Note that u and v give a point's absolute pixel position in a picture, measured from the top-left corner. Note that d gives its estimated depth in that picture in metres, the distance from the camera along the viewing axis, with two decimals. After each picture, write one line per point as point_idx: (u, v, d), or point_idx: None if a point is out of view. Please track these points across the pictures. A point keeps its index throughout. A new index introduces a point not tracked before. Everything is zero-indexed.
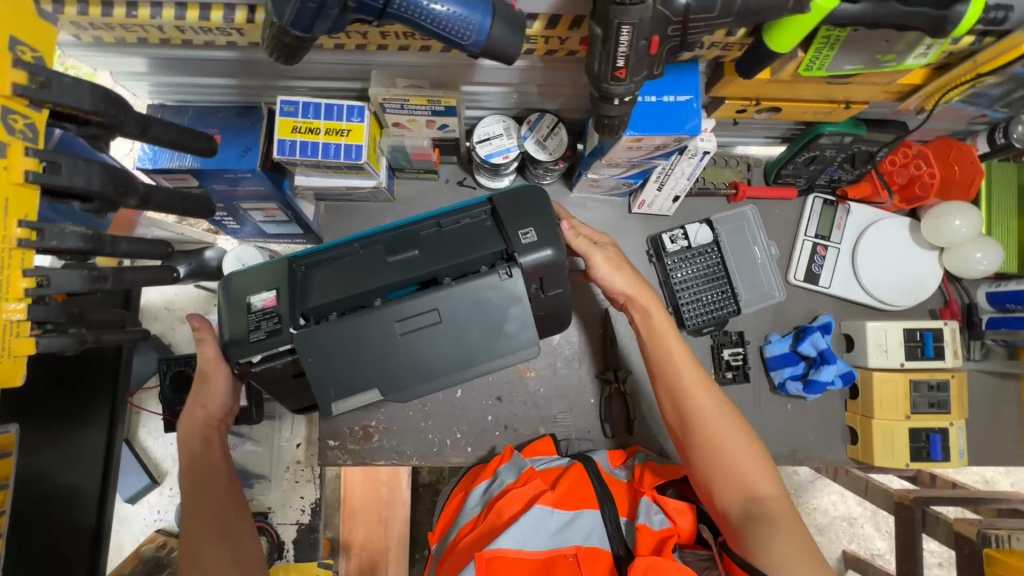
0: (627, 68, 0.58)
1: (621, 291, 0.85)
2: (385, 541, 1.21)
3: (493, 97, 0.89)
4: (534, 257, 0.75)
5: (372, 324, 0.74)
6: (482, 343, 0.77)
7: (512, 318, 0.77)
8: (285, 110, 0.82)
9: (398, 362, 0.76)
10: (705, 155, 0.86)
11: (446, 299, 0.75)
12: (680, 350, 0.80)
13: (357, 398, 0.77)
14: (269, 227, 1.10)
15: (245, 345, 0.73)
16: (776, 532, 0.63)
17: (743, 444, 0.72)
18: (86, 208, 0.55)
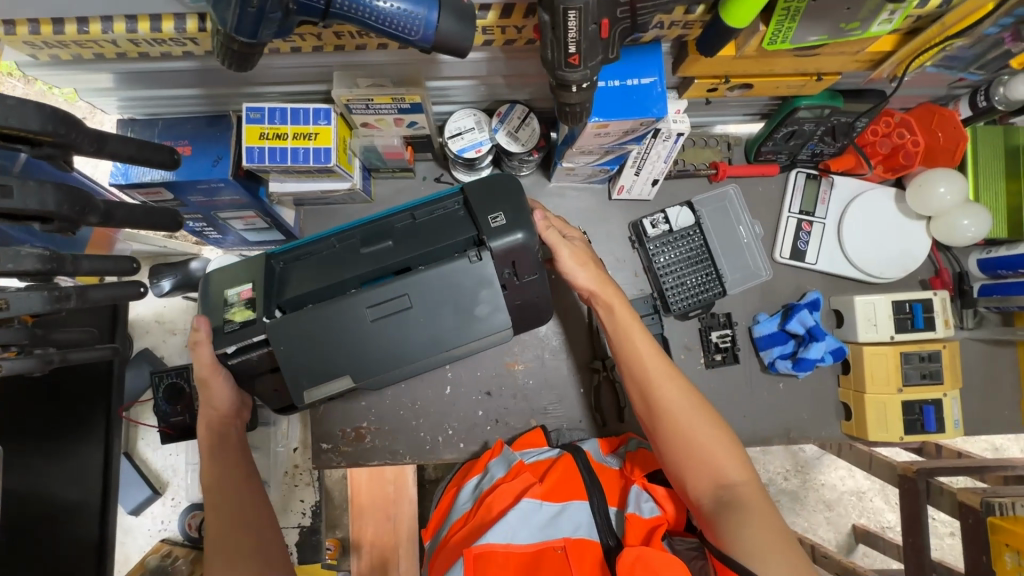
0: (580, 54, 0.58)
1: (584, 292, 0.89)
2: (394, 539, 1.23)
3: (461, 91, 0.88)
4: (505, 241, 0.74)
5: (343, 310, 0.74)
6: (453, 330, 0.78)
7: (483, 302, 0.77)
8: (251, 117, 0.81)
9: (370, 348, 0.76)
10: (680, 137, 0.84)
11: (416, 285, 0.75)
12: (645, 343, 0.83)
13: (331, 386, 0.78)
14: (250, 235, 1.10)
15: (222, 334, 0.75)
16: (748, 519, 0.67)
17: (710, 433, 0.76)
18: (46, 228, 0.55)
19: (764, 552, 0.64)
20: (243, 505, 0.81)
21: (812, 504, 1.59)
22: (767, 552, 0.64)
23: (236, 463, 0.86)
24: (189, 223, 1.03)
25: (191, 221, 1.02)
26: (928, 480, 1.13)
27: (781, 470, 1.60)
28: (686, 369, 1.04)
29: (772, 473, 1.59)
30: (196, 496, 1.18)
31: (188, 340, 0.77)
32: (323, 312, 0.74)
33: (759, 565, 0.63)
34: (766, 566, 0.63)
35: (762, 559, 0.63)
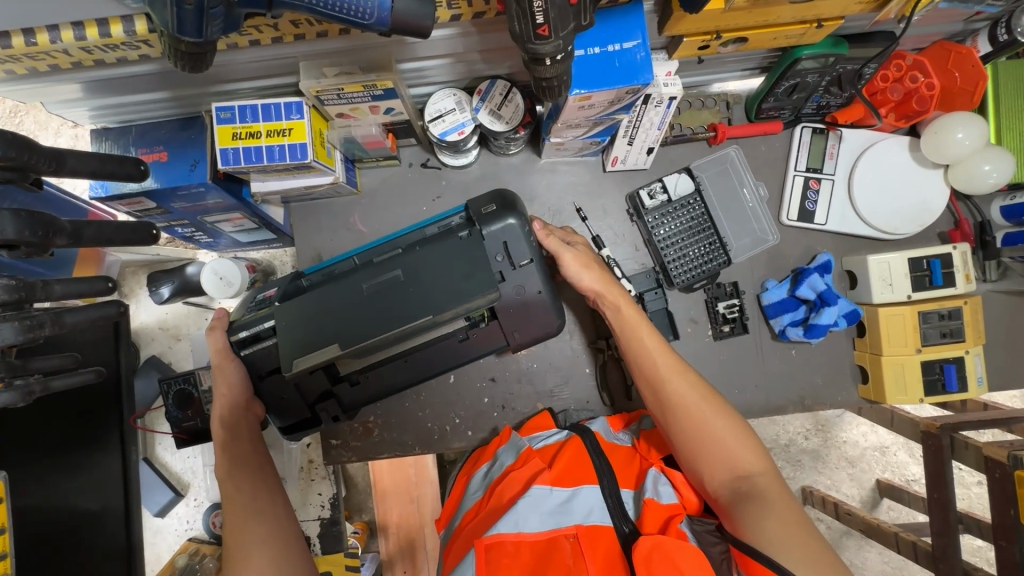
0: (549, 24, 0.53)
1: (589, 294, 0.88)
2: (419, 519, 1.27)
3: (438, 71, 0.83)
4: (496, 225, 0.77)
5: (342, 293, 0.74)
6: (445, 292, 0.73)
7: (474, 266, 0.74)
8: (222, 117, 0.78)
9: (363, 321, 0.73)
10: (672, 102, 0.79)
11: (411, 260, 0.74)
12: (653, 339, 0.82)
13: (319, 353, 0.72)
14: (241, 236, 1.08)
15: (244, 320, 0.81)
16: (768, 511, 0.66)
17: (723, 423, 0.75)
18: (14, 255, 0.54)
19: (785, 540, 0.63)
20: (260, 499, 0.79)
21: (835, 461, 1.57)
22: (789, 540, 0.63)
23: (250, 460, 0.83)
24: (178, 229, 1.01)
25: (179, 228, 1.00)
26: (952, 435, 1.09)
27: (800, 430, 1.58)
28: (693, 342, 1.01)
29: (792, 434, 1.57)
30: (217, 496, 1.20)
31: (207, 331, 0.84)
32: (324, 292, 0.75)
33: (781, 552, 0.62)
34: (789, 556, 0.61)
35: (783, 546, 0.62)
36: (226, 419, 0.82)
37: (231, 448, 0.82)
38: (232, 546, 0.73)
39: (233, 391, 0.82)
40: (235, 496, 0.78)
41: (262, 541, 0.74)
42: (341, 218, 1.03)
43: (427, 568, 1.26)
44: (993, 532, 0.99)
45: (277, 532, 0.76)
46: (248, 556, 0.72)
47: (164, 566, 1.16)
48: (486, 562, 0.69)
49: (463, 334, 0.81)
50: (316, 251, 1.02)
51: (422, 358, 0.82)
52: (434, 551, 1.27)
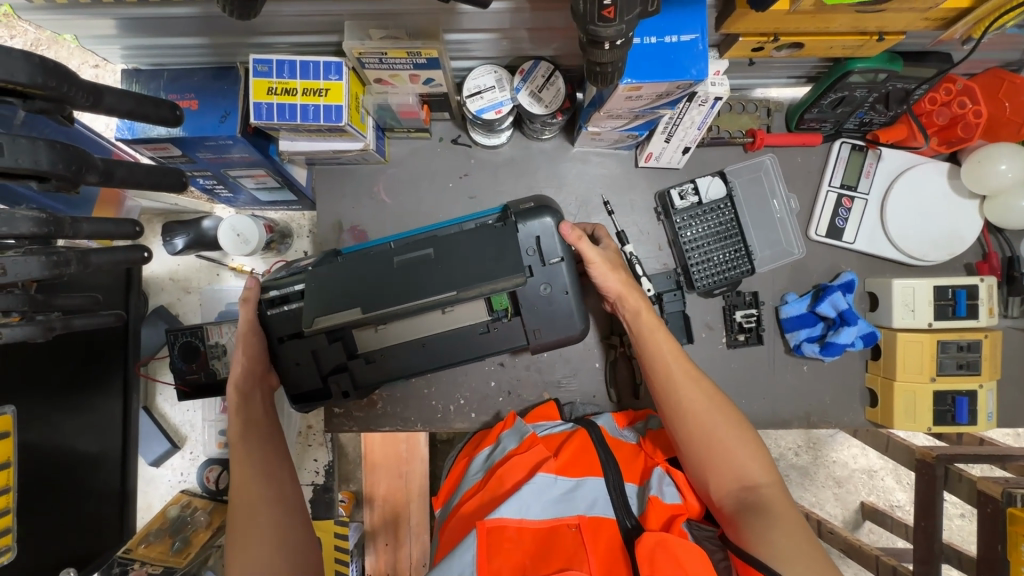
0: (615, 6, 0.51)
1: (610, 295, 0.85)
2: (406, 494, 1.27)
3: (482, 45, 0.82)
4: (532, 222, 0.75)
5: (370, 264, 0.73)
6: (471, 272, 0.71)
7: (505, 251, 0.72)
8: (259, 70, 0.77)
9: (387, 290, 0.72)
10: (717, 102, 0.78)
11: (444, 240, 0.74)
12: (670, 347, 0.80)
13: (340, 314, 0.71)
14: (262, 194, 1.07)
15: (275, 280, 0.80)
16: (774, 523, 0.65)
17: (731, 432, 0.74)
18: (44, 188, 0.52)
19: (791, 555, 0.62)
20: (269, 463, 0.78)
21: (822, 480, 1.58)
22: (795, 553, 0.63)
23: (263, 427, 0.83)
24: (199, 180, 0.99)
25: (201, 179, 0.98)
26: (947, 466, 1.08)
27: (792, 445, 1.58)
28: (706, 347, 1.00)
29: (783, 449, 1.58)
30: (214, 452, 1.19)
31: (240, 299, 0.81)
32: (353, 261, 0.74)
33: (786, 566, 0.62)
34: (794, 570, 0.61)
35: (790, 561, 0.62)
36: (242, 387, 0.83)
37: (245, 410, 0.82)
38: (239, 506, 0.73)
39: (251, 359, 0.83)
40: (245, 456, 0.78)
41: (268, 504, 0.74)
42: (365, 186, 1.01)
43: (409, 542, 1.27)
44: (977, 565, 0.99)
45: (283, 496, 0.76)
46: (253, 518, 0.72)
47: (153, 517, 1.14)
48: (488, 546, 0.67)
49: (484, 327, 0.77)
50: (337, 218, 1.01)
51: (440, 346, 0.77)
52: (418, 527, 1.27)
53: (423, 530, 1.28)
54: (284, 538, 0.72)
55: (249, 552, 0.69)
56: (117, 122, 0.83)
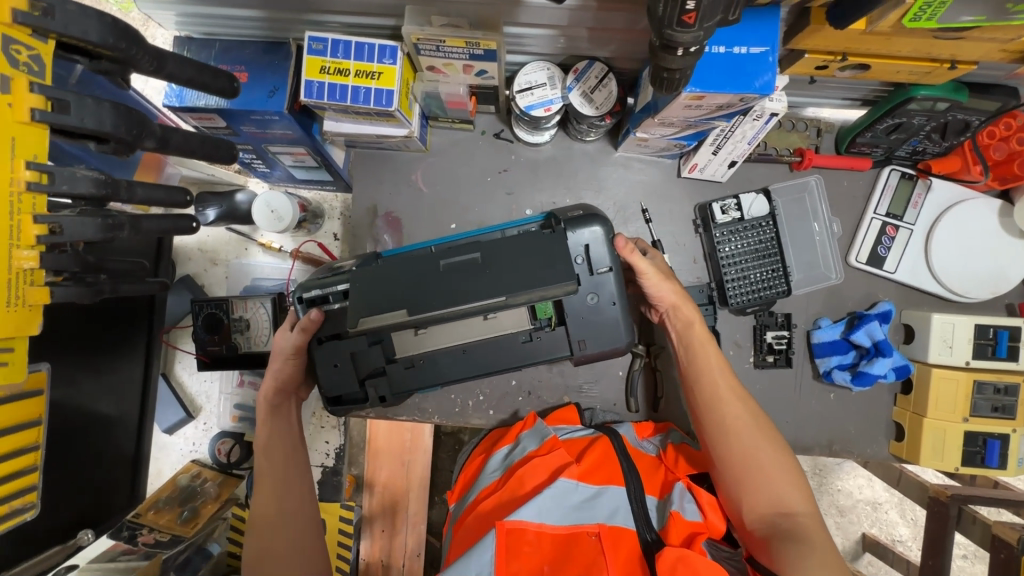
0: (697, 12, 0.49)
1: (662, 306, 0.83)
2: (406, 483, 1.23)
3: (538, 41, 0.80)
4: (582, 231, 0.73)
5: (414, 267, 0.70)
6: (520, 277, 0.68)
7: (556, 257, 0.69)
8: (313, 48, 0.76)
9: (432, 292, 0.68)
10: (772, 118, 0.76)
11: (491, 245, 0.71)
12: (718, 362, 0.80)
13: (385, 316, 0.67)
14: (299, 172, 1.06)
15: (317, 280, 0.78)
16: (810, 552, 0.64)
17: (774, 458, 0.73)
18: (101, 149, 0.52)
19: None
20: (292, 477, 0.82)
21: (825, 508, 1.55)
22: None
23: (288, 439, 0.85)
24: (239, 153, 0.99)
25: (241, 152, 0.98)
26: (961, 507, 1.06)
27: None
28: (733, 366, 0.98)
29: None
30: (228, 425, 1.19)
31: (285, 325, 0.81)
32: (397, 264, 0.71)
33: None
34: None
35: None
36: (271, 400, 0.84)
37: (274, 423, 0.84)
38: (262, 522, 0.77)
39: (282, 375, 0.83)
40: (270, 472, 0.81)
41: (287, 513, 0.79)
42: (403, 173, 1.01)
43: (406, 531, 1.23)
44: None
45: (302, 507, 0.80)
46: (270, 527, 0.77)
47: (163, 484, 1.15)
48: (506, 547, 0.67)
49: (526, 336, 0.75)
50: (373, 203, 1.00)
51: (481, 353, 0.74)
52: (415, 517, 1.23)
53: (421, 520, 1.23)
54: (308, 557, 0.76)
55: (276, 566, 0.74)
56: (166, 88, 0.83)
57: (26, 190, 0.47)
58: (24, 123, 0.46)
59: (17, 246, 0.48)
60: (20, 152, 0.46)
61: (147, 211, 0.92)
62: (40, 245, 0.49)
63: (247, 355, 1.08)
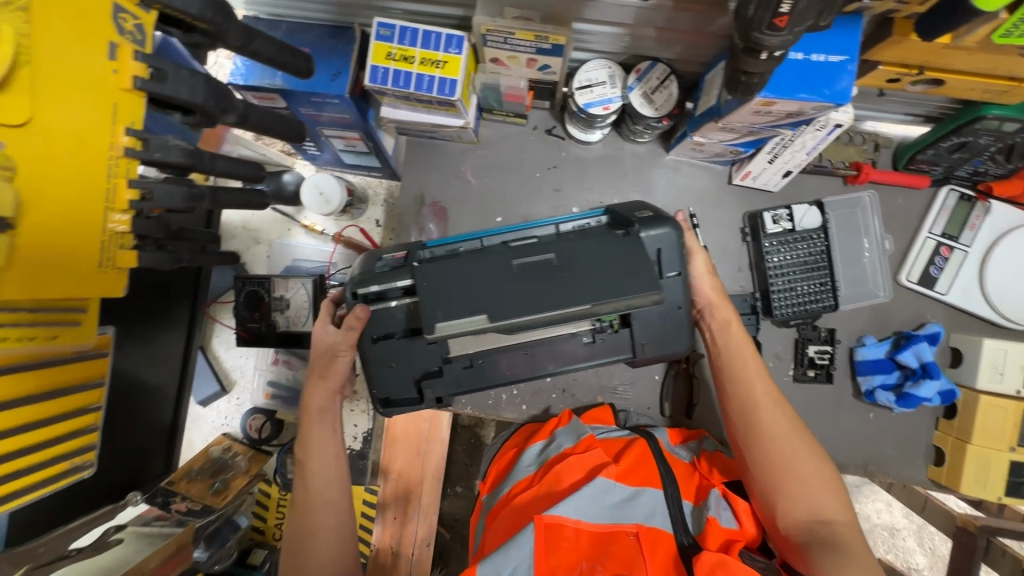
0: (790, 16, 0.49)
1: (700, 303, 0.80)
2: (420, 474, 1.22)
3: (602, 38, 0.80)
4: (654, 231, 0.64)
5: (483, 266, 0.58)
6: (608, 281, 0.56)
7: (639, 260, 0.57)
8: (381, 33, 0.77)
9: (517, 294, 0.56)
10: (835, 129, 0.73)
11: (568, 245, 0.59)
12: (755, 362, 0.76)
13: (462, 323, 0.54)
14: (347, 157, 1.06)
15: (371, 274, 0.67)
16: (849, 564, 0.61)
17: (812, 464, 0.69)
18: (186, 120, 0.53)
19: None
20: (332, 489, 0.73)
21: None
22: None
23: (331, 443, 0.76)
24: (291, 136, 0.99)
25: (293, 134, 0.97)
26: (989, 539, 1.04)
27: None
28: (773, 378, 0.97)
29: None
30: (260, 402, 1.21)
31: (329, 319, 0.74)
32: (462, 262, 0.59)
33: None
34: None
35: None
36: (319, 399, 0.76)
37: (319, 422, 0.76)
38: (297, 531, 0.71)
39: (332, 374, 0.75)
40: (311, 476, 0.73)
41: (327, 534, 0.71)
42: (452, 164, 1.01)
43: (417, 520, 1.21)
44: None
45: (342, 529, 0.72)
46: (307, 549, 0.70)
47: (196, 455, 1.17)
48: (545, 541, 0.67)
49: (588, 337, 0.69)
50: (421, 191, 1.01)
51: (544, 353, 0.69)
52: (428, 507, 1.22)
53: (432, 511, 1.22)
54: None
55: None
56: (233, 67, 0.84)
57: (123, 155, 0.50)
58: (126, 89, 0.49)
59: (111, 210, 0.51)
60: (121, 118, 0.49)
61: (205, 182, 0.91)
62: (131, 211, 0.53)
63: (285, 334, 1.09)
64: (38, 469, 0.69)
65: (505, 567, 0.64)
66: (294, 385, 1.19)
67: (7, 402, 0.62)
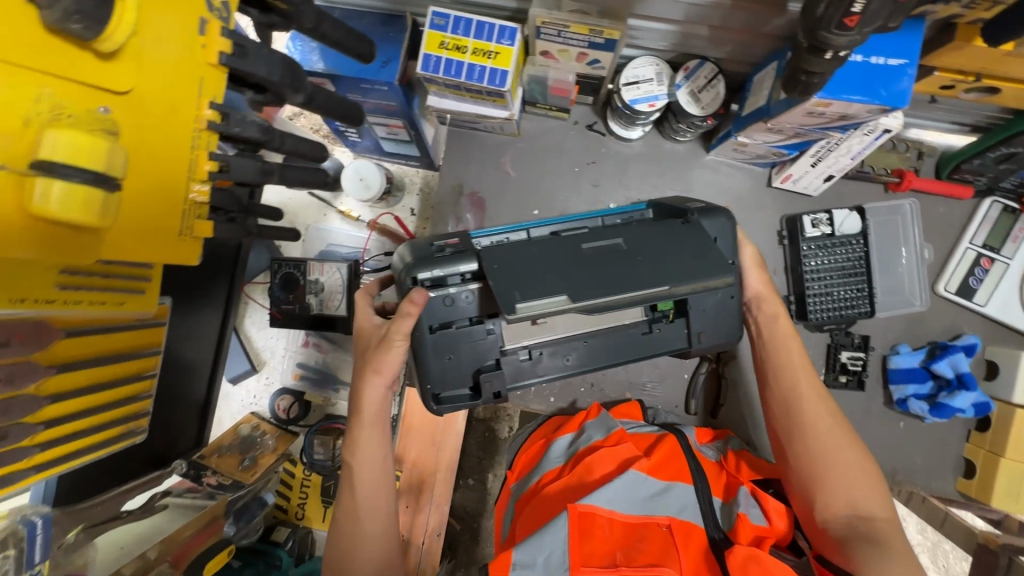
0: (861, 16, 0.50)
1: (747, 297, 0.80)
2: (433, 465, 1.08)
3: (653, 35, 0.81)
4: (709, 221, 0.66)
5: (554, 251, 0.58)
6: (678, 267, 0.58)
7: (706, 249, 0.60)
8: (436, 23, 0.78)
9: (592, 277, 0.55)
10: (885, 134, 0.73)
11: (634, 232, 0.61)
12: (801, 357, 0.76)
13: (542, 303, 0.52)
14: (387, 145, 1.07)
15: (426, 257, 0.60)
16: (888, 558, 0.62)
17: (854, 460, 0.70)
18: (256, 98, 0.57)
19: None
20: (378, 493, 0.71)
21: None
22: None
23: (379, 448, 0.71)
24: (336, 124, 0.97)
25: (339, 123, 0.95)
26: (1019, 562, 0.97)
27: None
28: None
29: None
30: (290, 382, 1.22)
31: (372, 304, 0.73)
32: (531, 247, 0.59)
33: None
34: None
35: None
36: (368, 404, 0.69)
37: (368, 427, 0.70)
38: (342, 528, 0.71)
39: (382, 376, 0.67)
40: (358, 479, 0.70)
41: (372, 537, 0.70)
42: (491, 156, 1.02)
43: (429, 517, 1.07)
44: None
45: (388, 532, 0.71)
46: (353, 547, 0.69)
47: (224, 432, 1.18)
48: (579, 529, 0.68)
49: (644, 328, 0.66)
50: (459, 181, 1.02)
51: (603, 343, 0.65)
52: (441, 498, 1.08)
53: (446, 502, 1.09)
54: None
55: None
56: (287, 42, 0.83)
57: (206, 128, 0.51)
58: (212, 64, 0.49)
59: (193, 180, 0.52)
60: (206, 91, 0.50)
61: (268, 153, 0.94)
62: (208, 181, 0.54)
63: (318, 317, 1.11)
64: (96, 431, 0.75)
65: (539, 552, 0.66)
66: (323, 368, 1.20)
67: (77, 361, 0.69)
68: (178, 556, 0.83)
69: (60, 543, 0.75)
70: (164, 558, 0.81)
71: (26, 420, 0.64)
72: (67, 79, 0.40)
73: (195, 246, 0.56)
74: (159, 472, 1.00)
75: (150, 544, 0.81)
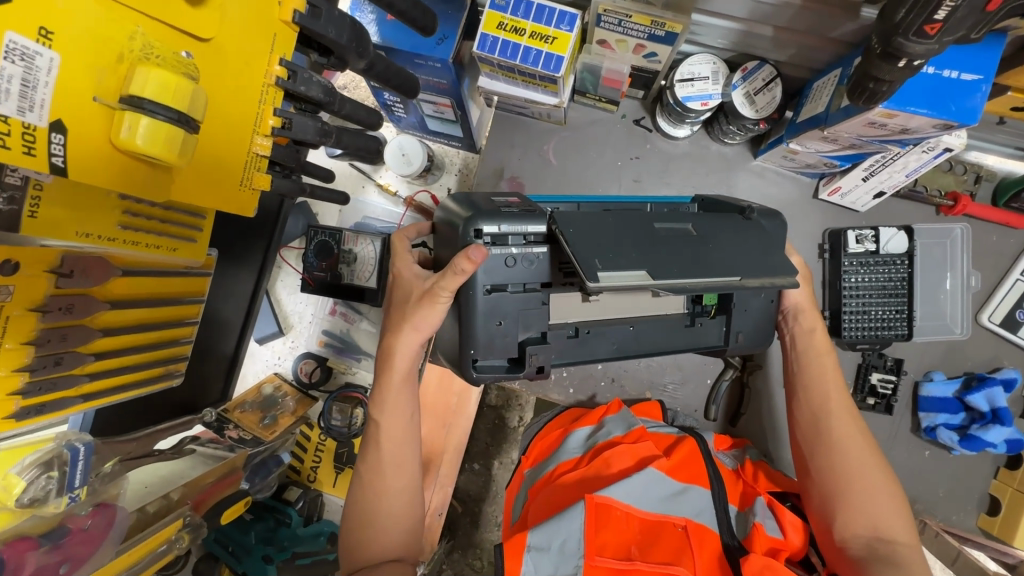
0: (943, 24, 0.49)
1: (786, 306, 0.79)
2: (442, 444, 1.02)
3: (714, 32, 0.80)
4: (772, 221, 0.67)
5: (631, 227, 0.59)
6: (747, 260, 0.60)
7: (770, 246, 0.64)
8: (496, 3, 0.78)
9: (665, 258, 0.56)
10: (944, 153, 0.70)
11: (701, 219, 0.63)
12: (834, 373, 0.76)
13: (621, 276, 0.52)
14: (432, 123, 1.01)
15: (491, 211, 0.59)
16: None
17: (880, 482, 0.68)
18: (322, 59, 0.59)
19: None
20: (403, 446, 0.72)
21: None
22: None
23: (406, 404, 0.72)
24: (384, 95, 0.94)
25: (387, 95, 0.93)
26: None
27: None
28: None
29: None
30: (314, 348, 1.23)
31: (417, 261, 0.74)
32: (608, 219, 0.59)
33: None
34: None
35: None
36: (401, 360, 0.71)
37: (398, 383, 0.71)
38: (367, 479, 0.72)
39: (416, 333, 0.67)
40: (385, 433, 0.72)
41: (397, 487, 0.72)
42: (535, 142, 1.02)
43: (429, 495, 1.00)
44: None
45: (412, 483, 0.73)
46: (377, 506, 0.72)
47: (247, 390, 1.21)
48: (594, 519, 0.69)
49: (689, 320, 0.69)
50: (501, 165, 1.03)
51: (648, 330, 0.67)
52: (445, 478, 1.03)
53: (450, 482, 1.03)
54: (410, 522, 0.73)
55: (373, 530, 0.71)
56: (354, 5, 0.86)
57: (274, 84, 0.54)
58: (284, 22, 0.52)
59: (257, 134, 0.55)
60: (277, 48, 0.53)
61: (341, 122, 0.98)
62: (271, 138, 0.56)
63: (349, 287, 1.13)
64: (140, 369, 0.79)
65: (554, 538, 0.68)
66: (348, 337, 1.21)
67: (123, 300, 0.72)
68: (197, 502, 0.85)
69: (99, 471, 0.77)
70: (186, 501, 0.83)
71: (79, 349, 0.68)
72: (159, 21, 0.43)
73: (252, 199, 0.58)
74: (188, 417, 1.03)
75: (173, 485, 0.83)
